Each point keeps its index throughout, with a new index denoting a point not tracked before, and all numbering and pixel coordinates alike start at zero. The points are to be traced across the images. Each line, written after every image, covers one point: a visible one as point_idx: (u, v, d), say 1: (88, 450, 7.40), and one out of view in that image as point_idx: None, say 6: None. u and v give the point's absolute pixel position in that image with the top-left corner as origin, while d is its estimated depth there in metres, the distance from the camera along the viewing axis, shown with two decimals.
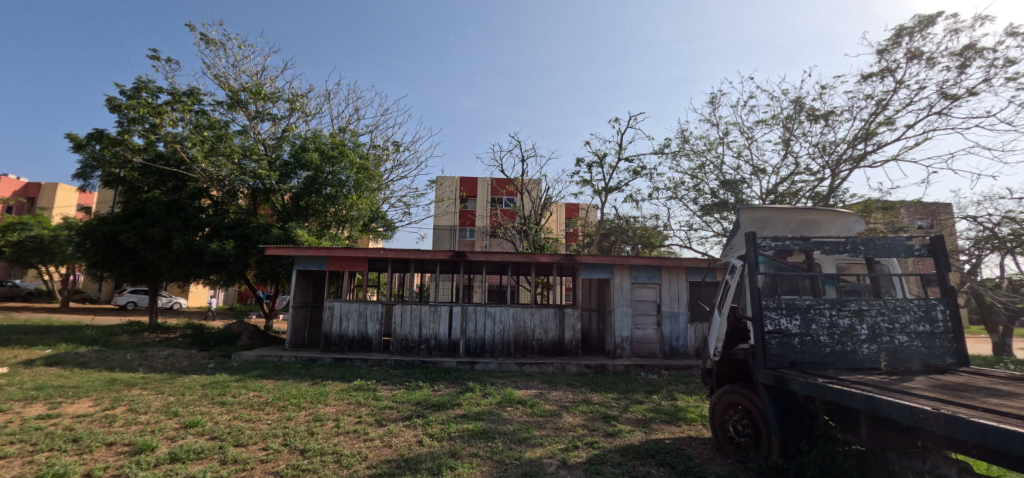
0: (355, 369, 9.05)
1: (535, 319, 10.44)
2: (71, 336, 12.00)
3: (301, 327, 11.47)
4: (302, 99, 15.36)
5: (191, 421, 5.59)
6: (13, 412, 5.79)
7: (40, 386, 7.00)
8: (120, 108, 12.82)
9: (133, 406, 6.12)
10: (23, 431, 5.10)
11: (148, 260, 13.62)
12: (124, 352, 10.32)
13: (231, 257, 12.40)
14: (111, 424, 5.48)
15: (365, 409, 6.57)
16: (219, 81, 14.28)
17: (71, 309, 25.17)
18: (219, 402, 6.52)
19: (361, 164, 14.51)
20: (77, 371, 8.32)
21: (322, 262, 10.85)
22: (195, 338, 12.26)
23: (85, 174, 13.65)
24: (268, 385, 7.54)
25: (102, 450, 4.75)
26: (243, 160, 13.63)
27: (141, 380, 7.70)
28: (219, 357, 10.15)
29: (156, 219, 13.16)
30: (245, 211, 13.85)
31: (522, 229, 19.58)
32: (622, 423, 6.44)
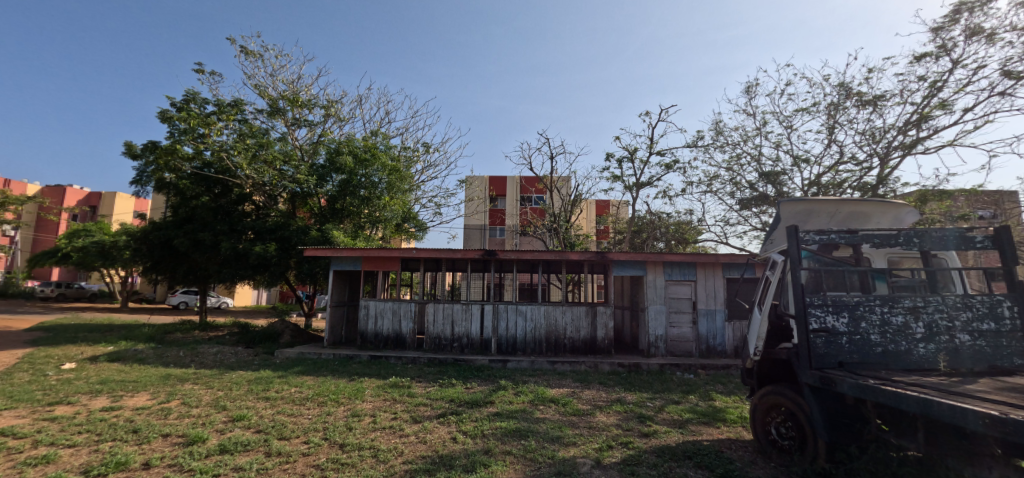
0: (390, 366, 9.23)
1: (567, 317, 10.35)
2: (129, 334, 12.85)
3: (339, 325, 11.80)
4: (336, 104, 15.83)
5: (238, 414, 5.85)
6: (80, 404, 6.24)
7: (104, 380, 7.52)
8: (171, 120, 13.59)
9: (186, 400, 6.46)
10: (89, 422, 5.49)
11: (197, 263, 14.39)
12: (176, 349, 10.93)
13: (273, 259, 12.91)
14: (166, 417, 5.81)
15: (400, 405, 6.68)
16: (260, 90, 14.88)
17: (131, 309, 26.99)
18: (264, 397, 6.78)
19: (393, 166, 14.84)
20: (136, 366, 8.89)
21: (358, 261, 11.11)
22: (241, 336, 12.88)
23: (139, 182, 14.59)
24: (308, 381, 7.78)
25: (159, 441, 5.05)
26: (283, 166, 14.19)
27: (193, 375, 8.12)
28: (263, 355, 10.60)
29: (204, 223, 13.93)
30: (285, 214, 14.39)
31: (551, 227, 19.49)
32: (657, 423, 6.30)
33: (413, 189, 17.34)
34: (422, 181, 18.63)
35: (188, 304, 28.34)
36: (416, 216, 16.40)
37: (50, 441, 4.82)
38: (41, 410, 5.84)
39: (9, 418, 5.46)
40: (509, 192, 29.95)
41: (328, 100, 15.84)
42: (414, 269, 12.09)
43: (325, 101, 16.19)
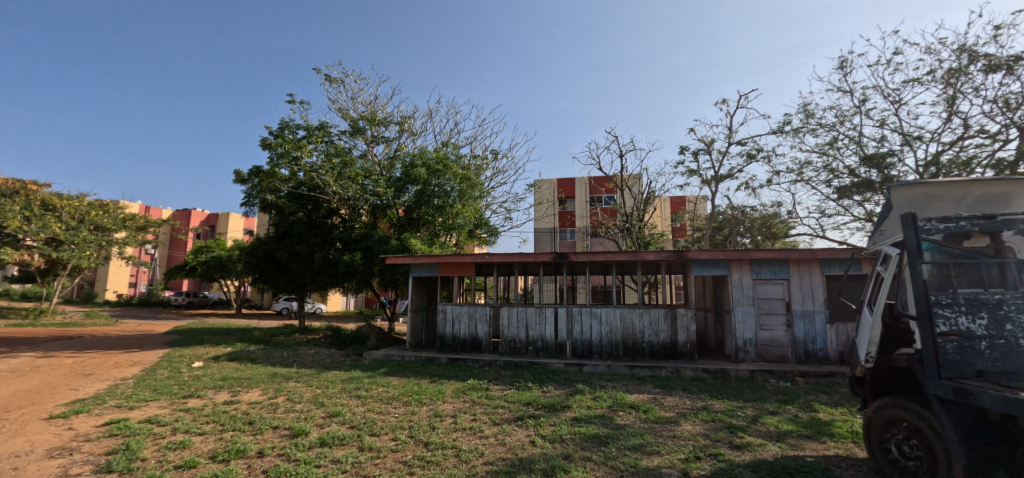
0: (468, 369, 9.50)
1: (644, 320, 9.94)
2: (243, 337, 14.60)
3: (419, 329, 12.43)
4: (409, 119, 16.78)
5: (334, 411, 6.34)
6: (208, 397, 7.17)
7: (225, 377, 8.59)
8: (270, 146, 15.28)
9: (291, 396, 7.16)
10: (215, 413, 6.28)
11: (296, 273, 16.01)
12: (281, 350, 12.21)
13: (359, 267, 13.92)
14: (275, 411, 6.47)
15: (479, 407, 6.83)
16: (343, 113, 16.24)
17: (243, 315, 30.72)
18: (356, 395, 7.30)
19: (463, 174, 15.38)
20: (249, 364, 10.05)
21: (434, 268, 11.63)
22: (334, 338, 14.07)
23: (247, 203, 16.57)
24: (394, 382, 8.26)
25: (270, 432, 5.62)
26: (364, 181, 15.32)
27: (296, 374, 8.99)
28: (353, 356, 11.47)
29: (300, 237, 15.46)
30: (368, 225, 15.49)
31: (624, 227, 18.90)
32: (750, 435, 5.80)
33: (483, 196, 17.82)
34: (492, 187, 19.05)
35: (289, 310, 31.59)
36: (486, 221, 16.88)
37: (187, 428, 5.57)
38: (179, 401, 6.80)
39: (156, 407, 6.42)
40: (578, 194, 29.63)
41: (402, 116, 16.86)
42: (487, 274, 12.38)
43: (399, 117, 17.24)
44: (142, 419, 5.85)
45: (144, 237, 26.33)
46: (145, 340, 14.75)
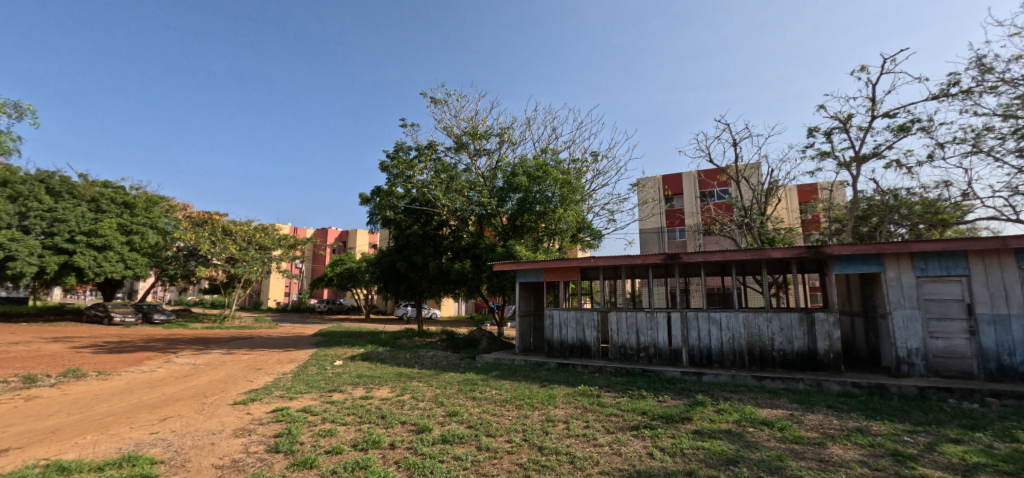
0: (577, 374, 9.42)
1: (774, 326, 8.89)
2: (373, 339, 16.40)
3: (527, 333, 12.72)
4: (508, 130, 17.41)
5: (453, 410, 6.70)
6: (348, 392, 8.12)
7: (360, 374, 9.66)
8: (388, 168, 17.02)
9: (415, 395, 7.76)
10: (354, 406, 7.06)
11: (414, 281, 17.56)
12: (404, 352, 13.42)
13: (469, 274, 14.72)
14: (403, 407, 7.06)
15: (591, 414, 6.68)
16: (448, 131, 17.47)
17: (369, 320, 34.34)
18: (471, 396, 7.64)
19: (564, 179, 15.44)
20: (379, 364, 11.18)
21: (539, 273, 11.80)
22: (449, 342, 15.08)
23: (370, 221, 18.61)
24: (505, 385, 8.49)
25: (399, 427, 6.13)
26: (470, 193, 16.22)
27: (417, 374, 9.76)
28: (467, 359, 12.12)
29: (416, 248, 16.94)
30: (475, 234, 16.33)
31: (743, 222, 17.16)
32: (926, 466, 4.78)
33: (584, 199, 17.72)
34: (593, 189, 18.81)
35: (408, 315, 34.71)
36: (589, 224, 16.69)
37: (333, 418, 6.34)
38: (326, 394, 7.79)
39: (309, 398, 7.43)
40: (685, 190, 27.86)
41: (501, 127, 17.59)
42: (593, 278, 12.18)
43: (499, 129, 17.93)
44: (299, 408, 6.81)
45: (293, 253, 31.07)
46: (299, 341, 17.36)
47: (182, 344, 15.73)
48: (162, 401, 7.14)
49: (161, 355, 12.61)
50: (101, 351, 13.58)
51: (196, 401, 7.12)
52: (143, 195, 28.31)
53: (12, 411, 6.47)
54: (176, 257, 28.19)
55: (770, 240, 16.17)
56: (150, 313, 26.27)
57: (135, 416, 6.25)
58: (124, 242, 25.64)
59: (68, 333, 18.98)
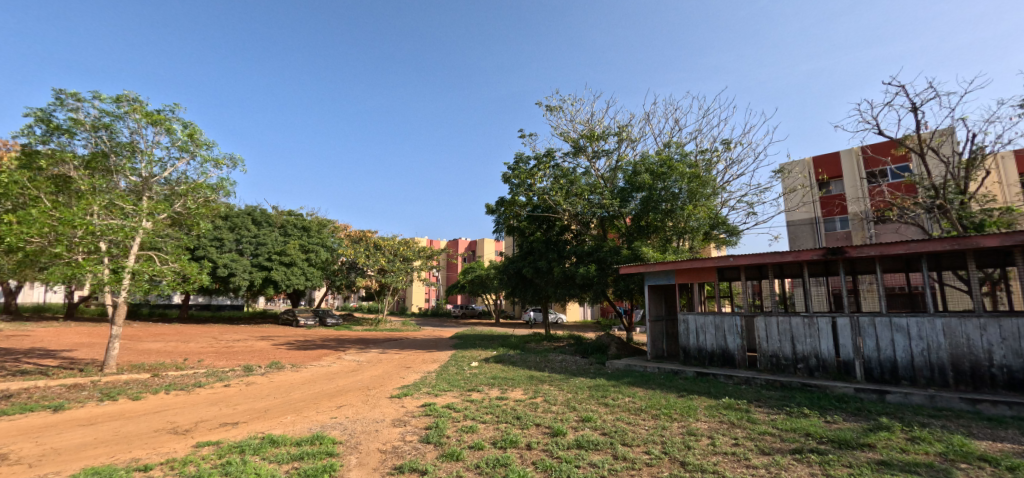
0: (720, 385, 8.62)
1: (993, 336, 6.97)
2: (505, 343, 17.39)
3: (659, 339, 12.20)
4: (627, 128, 17.11)
5: (586, 416, 6.62)
6: (485, 391, 8.62)
7: (495, 375, 10.22)
8: (510, 179, 17.91)
9: (547, 398, 7.88)
10: (491, 405, 7.46)
11: (540, 286, 18.19)
12: (534, 355, 13.92)
13: (594, 278, 14.54)
14: (536, 409, 7.21)
15: (741, 431, 5.98)
16: (565, 136, 17.79)
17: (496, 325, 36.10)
18: (603, 403, 7.47)
19: (692, 173, 14.53)
20: (511, 366, 11.72)
21: (670, 275, 11.27)
22: (577, 347, 15.19)
23: (496, 231, 19.81)
24: (639, 393, 8.14)
25: (534, 428, 6.26)
26: (590, 196, 16.36)
27: (548, 378, 9.96)
28: (596, 364, 12.03)
29: (541, 254, 17.52)
30: (598, 237, 16.50)
31: (931, 204, 13.55)
32: None
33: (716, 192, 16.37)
34: (728, 181, 17.12)
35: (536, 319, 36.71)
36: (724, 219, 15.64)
37: (473, 415, 6.78)
38: (466, 392, 8.37)
39: (451, 396, 8.09)
40: (845, 171, 23.86)
41: (620, 125, 17.37)
42: (734, 279, 11.10)
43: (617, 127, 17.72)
44: (444, 404, 7.47)
45: (431, 262, 34.40)
46: (440, 343, 19.18)
47: (351, 344, 18.60)
48: (337, 391, 8.48)
49: (336, 353, 15.04)
50: (296, 347, 16.80)
51: (362, 393, 8.28)
52: (317, 220, 34.29)
53: (241, 392, 8.33)
54: (341, 270, 33.38)
55: (978, 225, 12.34)
56: (325, 316, 31.49)
57: (318, 403, 7.54)
58: (305, 258, 31.35)
59: (273, 333, 24.07)
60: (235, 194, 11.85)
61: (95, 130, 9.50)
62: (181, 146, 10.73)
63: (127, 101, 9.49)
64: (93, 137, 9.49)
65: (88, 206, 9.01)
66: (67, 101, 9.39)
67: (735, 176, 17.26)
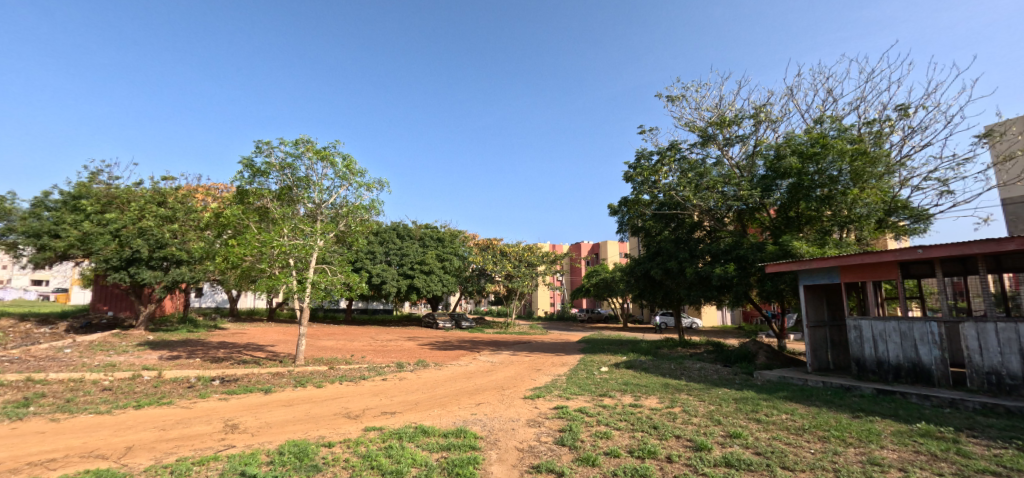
0: (911, 406, 7.12)
1: None
2: (635, 348, 16.97)
3: (822, 348, 10.72)
4: (764, 107, 15.60)
5: (734, 431, 6.01)
6: (618, 397, 8.44)
7: (628, 381, 9.97)
8: (632, 178, 17.50)
9: (686, 408, 7.39)
10: (625, 412, 7.26)
11: (671, 288, 17.39)
12: (669, 362, 13.26)
13: (733, 278, 13.62)
14: (675, 420, 6.79)
15: (948, 466, 4.79)
16: (690, 126, 16.86)
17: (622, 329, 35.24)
18: (755, 418, 6.72)
19: (854, 150, 12.83)
20: (643, 373, 11.33)
21: (833, 273, 10.04)
22: (717, 355, 14.09)
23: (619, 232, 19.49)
24: (799, 409, 7.13)
25: (674, 440, 5.89)
26: (724, 188, 15.38)
27: (686, 387, 9.36)
28: (742, 374, 10.97)
29: (670, 254, 16.65)
30: (736, 233, 15.57)
31: None
32: None
33: (890, 170, 13.94)
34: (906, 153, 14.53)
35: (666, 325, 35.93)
36: (903, 200, 13.44)
37: (607, 421, 6.68)
38: (598, 397, 8.30)
39: (583, 400, 8.12)
40: None
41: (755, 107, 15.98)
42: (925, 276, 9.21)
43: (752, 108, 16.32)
44: (576, 408, 7.51)
45: (554, 267, 35.34)
46: (567, 346, 19.44)
47: (484, 345, 19.95)
48: (475, 389, 9.16)
49: (473, 353, 16.33)
50: (439, 347, 18.60)
51: (498, 392, 8.81)
52: (449, 231, 37.66)
53: (397, 385, 9.53)
54: (472, 276, 36.21)
55: None
56: (459, 320, 34.41)
57: (460, 399, 8.25)
58: (441, 266, 34.76)
59: (418, 334, 27.25)
60: (382, 213, 13.63)
61: (282, 170, 11.82)
62: (342, 176, 12.75)
63: (303, 143, 11.64)
64: (281, 175, 11.81)
65: (281, 230, 11.25)
66: (263, 149, 11.82)
67: (918, 147, 14.41)
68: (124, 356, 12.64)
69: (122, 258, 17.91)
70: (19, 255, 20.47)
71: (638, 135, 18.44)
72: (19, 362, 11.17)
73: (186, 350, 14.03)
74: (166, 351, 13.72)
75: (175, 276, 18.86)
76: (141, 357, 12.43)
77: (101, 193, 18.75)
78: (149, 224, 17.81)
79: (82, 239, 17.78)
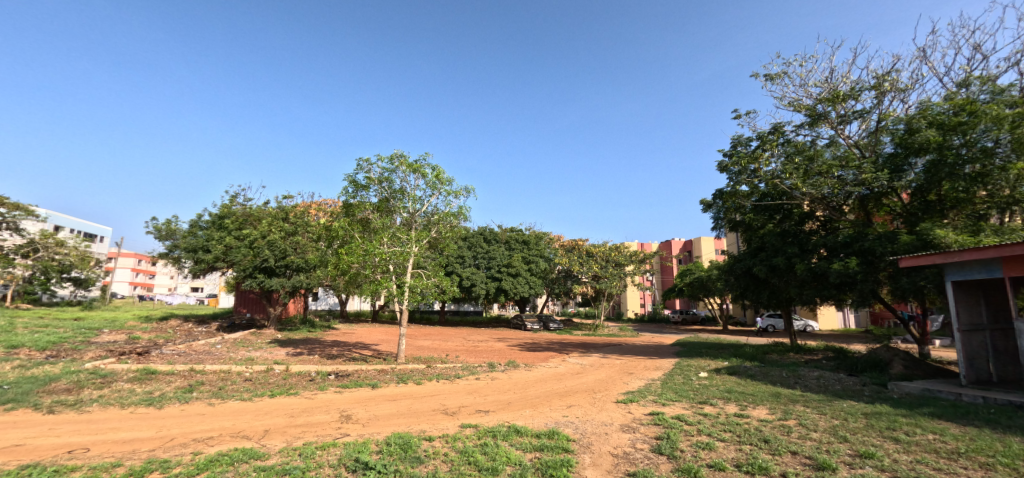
0: None
1: None
2: (737, 353, 15.72)
3: (979, 358, 9.05)
4: (888, 75, 13.65)
5: (865, 451, 5.26)
6: (720, 406, 7.86)
7: (731, 389, 9.24)
8: (727, 167, 16.26)
9: (803, 422, 6.65)
10: (730, 423, 6.73)
11: (779, 287, 15.79)
12: (780, 369, 12.05)
13: (858, 275, 12.13)
14: (790, 434, 6.15)
15: None
16: (795, 105, 15.21)
17: (721, 332, 32.73)
18: (892, 437, 5.82)
19: (1016, 114, 10.77)
20: (749, 380, 10.44)
21: (994, 268, 8.44)
22: (840, 363, 12.49)
23: (714, 227, 18.28)
24: (951, 429, 6.04)
25: (789, 456, 5.33)
26: (840, 172, 13.70)
27: (802, 397, 8.43)
28: (873, 385, 9.61)
29: (776, 249, 15.13)
30: (861, 221, 14.07)
31: None
32: None
33: None
34: None
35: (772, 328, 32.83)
36: None
37: (709, 431, 6.27)
38: (697, 405, 7.82)
39: (681, 407, 7.71)
40: None
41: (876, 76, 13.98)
42: None
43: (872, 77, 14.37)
44: (673, 416, 7.15)
45: (643, 266, 34.11)
46: (660, 350, 18.56)
47: (571, 347, 19.86)
48: (566, 391, 9.14)
49: (562, 355, 16.36)
50: (527, 349, 18.87)
51: (589, 395, 8.71)
52: (533, 233, 38.28)
53: (490, 385, 9.87)
54: (558, 278, 36.35)
55: None
56: (546, 322, 34.86)
57: (551, 401, 8.32)
58: (527, 268, 35.43)
59: (507, 335, 28.04)
60: (470, 218, 14.26)
61: (380, 184, 12.93)
62: (432, 186, 13.58)
63: (397, 158, 12.59)
64: (379, 188, 12.92)
65: (382, 239, 12.31)
66: (363, 166, 13.02)
67: None
68: (260, 351, 14.75)
69: (255, 267, 20.79)
70: (183, 266, 24.98)
71: (733, 120, 17.09)
72: (185, 355, 13.58)
73: (307, 347, 15.97)
74: (292, 348, 15.73)
75: (296, 282, 21.12)
76: (272, 353, 14.40)
77: (240, 212, 22.34)
78: (275, 237, 20.39)
79: (226, 252, 21.04)
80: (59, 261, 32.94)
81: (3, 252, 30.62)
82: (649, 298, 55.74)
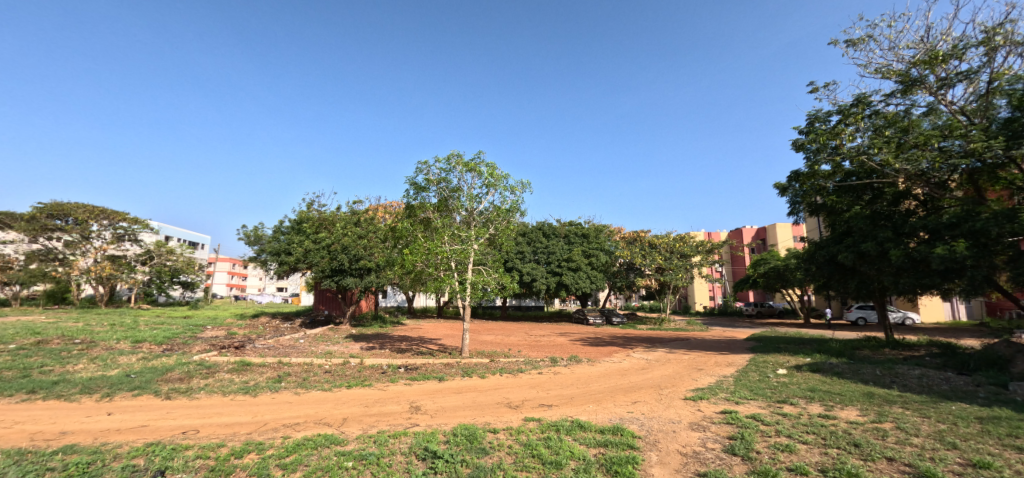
0: None
1: None
2: (821, 349, 14.41)
3: None
4: (1001, 28, 11.88)
5: (980, 460, 4.62)
6: (801, 406, 7.27)
7: (814, 388, 8.51)
8: (803, 146, 15.02)
9: (901, 425, 5.97)
10: (814, 424, 6.20)
11: (869, 275, 14.29)
12: (873, 366, 10.88)
13: (967, 259, 10.62)
14: (885, 438, 5.55)
15: None
16: (883, 71, 13.69)
17: (804, 326, 30.19)
18: (1015, 446, 5.05)
19: None
20: (835, 378, 9.53)
21: None
22: (948, 360, 11.02)
23: (792, 212, 16.91)
24: None
25: (884, 463, 4.82)
26: (943, 143, 12.11)
27: (900, 398, 7.55)
28: (990, 386, 8.38)
29: (865, 234, 13.56)
30: (971, 198, 12.33)
31: None
32: None
33: None
34: None
35: (863, 321, 29.71)
36: None
37: (789, 433, 5.83)
38: (775, 404, 7.29)
39: (756, 406, 7.24)
40: None
41: (986, 29, 12.20)
42: None
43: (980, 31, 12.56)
44: (748, 415, 6.73)
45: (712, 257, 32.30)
46: (732, 345, 17.47)
47: (636, 343, 19.30)
48: (630, 387, 8.93)
49: (625, 350, 15.97)
50: (589, 344, 18.67)
51: (655, 391, 8.45)
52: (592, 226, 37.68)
53: (552, 379, 9.88)
54: (620, 271, 35.56)
55: None
56: (609, 316, 34.27)
57: (614, 396, 8.17)
58: (587, 262, 35.17)
59: (567, 330, 27.96)
60: (526, 214, 14.35)
61: (438, 184, 13.42)
62: (488, 184, 13.88)
63: (453, 158, 13.01)
64: (437, 189, 13.42)
65: (443, 237, 12.76)
66: (422, 168, 13.59)
67: None
68: (337, 346, 15.91)
69: (331, 267, 22.42)
70: (269, 269, 27.65)
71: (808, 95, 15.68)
72: (274, 349, 15.01)
73: (379, 342, 16.96)
74: (365, 343, 16.80)
75: (367, 281, 22.40)
76: (348, 347, 15.47)
77: (316, 217, 24.26)
78: (348, 238, 21.92)
79: (305, 254, 22.90)
80: (170, 267, 37.85)
81: (128, 260, 35.73)
82: (719, 290, 52.77)
